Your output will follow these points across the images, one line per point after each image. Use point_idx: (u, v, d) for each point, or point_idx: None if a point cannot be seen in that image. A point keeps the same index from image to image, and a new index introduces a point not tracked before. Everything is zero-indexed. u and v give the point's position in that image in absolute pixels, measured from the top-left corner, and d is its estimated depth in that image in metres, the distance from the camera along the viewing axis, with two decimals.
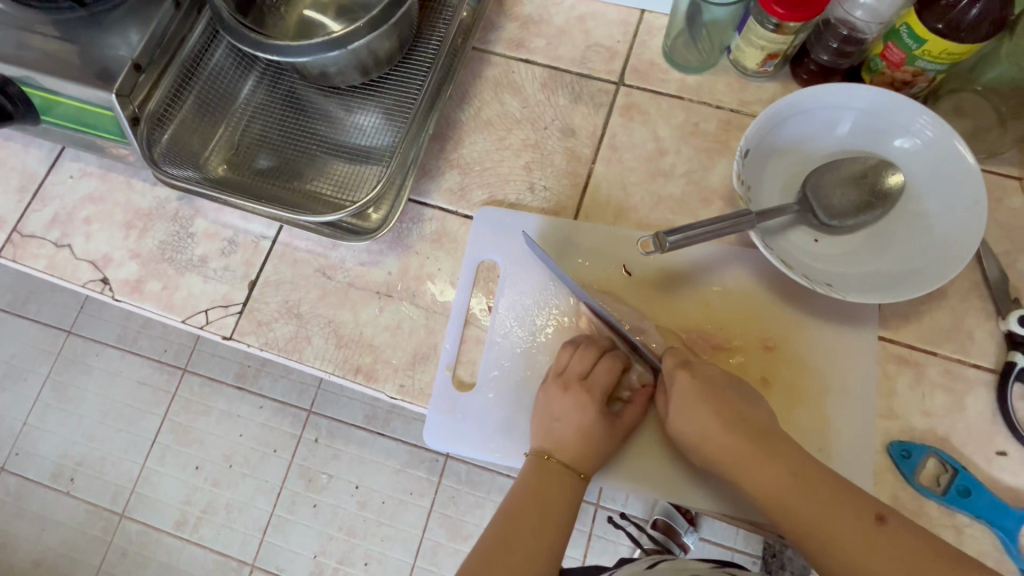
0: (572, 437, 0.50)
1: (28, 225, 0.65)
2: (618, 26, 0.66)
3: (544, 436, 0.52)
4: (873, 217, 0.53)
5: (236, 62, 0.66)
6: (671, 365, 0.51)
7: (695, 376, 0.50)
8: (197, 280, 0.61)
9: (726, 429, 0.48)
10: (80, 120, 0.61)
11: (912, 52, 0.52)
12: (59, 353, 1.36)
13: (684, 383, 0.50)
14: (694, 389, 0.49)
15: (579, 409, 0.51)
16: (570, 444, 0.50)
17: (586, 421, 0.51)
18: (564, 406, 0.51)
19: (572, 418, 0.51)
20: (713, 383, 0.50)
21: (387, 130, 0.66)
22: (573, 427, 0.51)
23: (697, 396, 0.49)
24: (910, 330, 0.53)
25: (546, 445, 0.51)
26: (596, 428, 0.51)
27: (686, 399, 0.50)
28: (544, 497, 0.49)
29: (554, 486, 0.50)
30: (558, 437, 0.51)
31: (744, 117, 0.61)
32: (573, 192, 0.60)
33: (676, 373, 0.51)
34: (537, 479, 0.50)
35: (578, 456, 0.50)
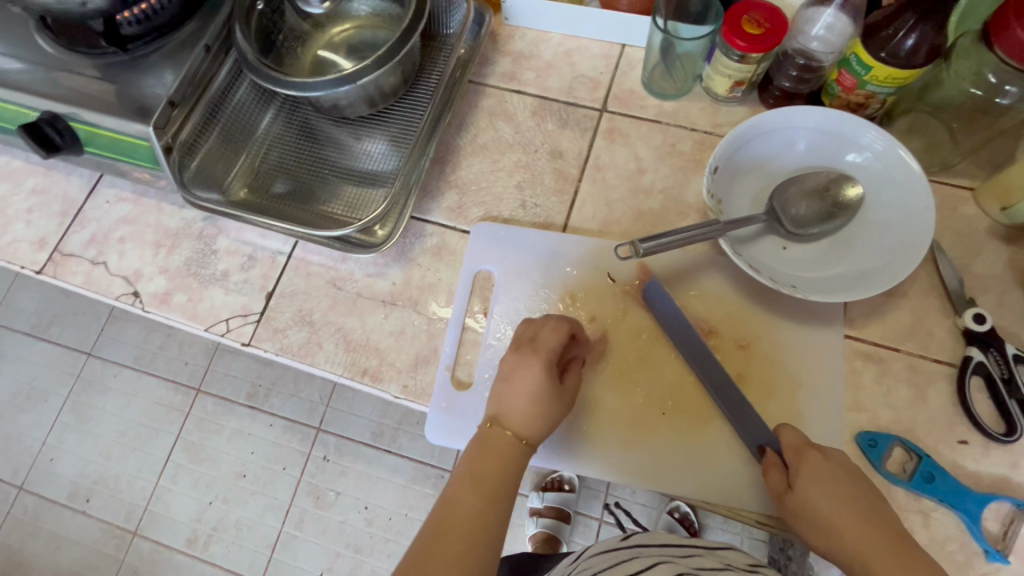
0: (518, 398, 0.51)
1: (68, 245, 0.71)
2: (601, 59, 0.73)
3: (493, 401, 0.53)
4: (835, 225, 0.58)
5: (257, 98, 0.73)
6: (795, 443, 0.52)
7: (824, 455, 0.50)
8: (220, 292, 0.67)
9: (856, 516, 0.47)
10: (119, 149, 0.67)
11: (862, 77, 0.58)
12: (79, 375, 1.42)
13: (815, 461, 0.50)
14: (823, 469, 0.49)
15: (526, 370, 0.52)
16: (517, 406, 0.51)
17: (535, 385, 0.51)
18: (513, 368, 0.53)
19: (522, 379, 0.52)
20: (839, 467, 0.50)
21: (392, 155, 0.72)
22: (521, 388, 0.52)
23: (823, 478, 0.49)
24: (874, 328, 0.58)
25: (494, 412, 0.52)
26: (543, 390, 0.52)
27: (811, 478, 0.49)
28: (483, 471, 0.49)
29: (494, 455, 0.50)
30: (506, 401, 0.52)
31: (716, 138, 0.67)
32: (561, 208, 0.66)
33: (807, 452, 0.51)
34: (480, 452, 0.50)
35: (523, 422, 0.51)
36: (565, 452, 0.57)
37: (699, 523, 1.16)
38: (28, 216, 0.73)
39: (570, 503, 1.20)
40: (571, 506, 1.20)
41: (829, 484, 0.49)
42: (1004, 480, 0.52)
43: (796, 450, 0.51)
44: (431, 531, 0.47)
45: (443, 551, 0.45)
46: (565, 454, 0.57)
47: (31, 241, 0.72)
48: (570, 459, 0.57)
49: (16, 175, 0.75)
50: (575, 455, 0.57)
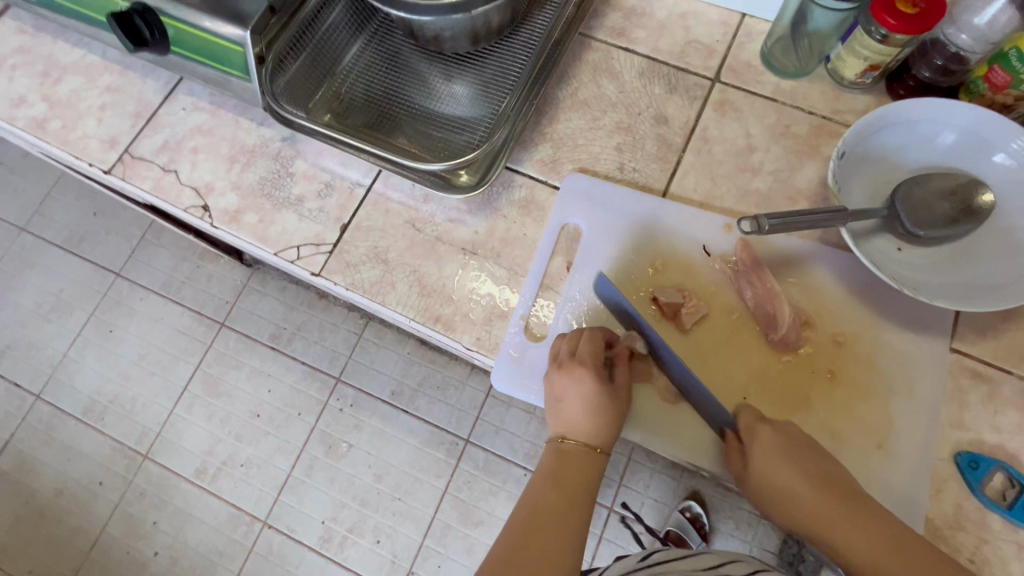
0: (580, 415, 0.51)
1: (139, 148, 0.68)
2: (718, 26, 0.68)
3: (555, 421, 0.53)
4: (962, 231, 0.54)
5: (350, 22, 0.70)
6: (749, 421, 0.52)
7: (776, 430, 0.51)
8: (293, 217, 0.64)
9: (818, 490, 0.48)
10: (209, 53, 0.63)
11: (1020, 75, 0.53)
12: (106, 294, 1.41)
13: (763, 438, 0.50)
14: (773, 443, 0.50)
15: (576, 385, 0.52)
16: (581, 421, 0.52)
17: (589, 395, 0.52)
18: (562, 385, 0.53)
19: (574, 395, 0.52)
20: (787, 440, 0.50)
21: (482, 100, 0.68)
22: (579, 404, 0.52)
23: (778, 453, 0.50)
24: (986, 346, 0.54)
25: (559, 428, 0.53)
26: (601, 400, 0.52)
27: (766, 454, 0.50)
28: (566, 477, 0.50)
29: (571, 464, 0.51)
30: (567, 418, 0.52)
31: (836, 125, 0.63)
32: (661, 176, 0.62)
33: (757, 428, 0.51)
34: (556, 463, 0.51)
35: (590, 431, 0.51)
36: (637, 422, 0.56)
37: (711, 526, 1.15)
38: (100, 113, 0.70)
39: None
40: None
41: (784, 458, 0.50)
42: None
43: (750, 429, 0.52)
44: (514, 538, 0.46)
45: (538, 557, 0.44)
46: (636, 427, 0.56)
47: (101, 139, 0.69)
48: (638, 431, 0.55)
49: (91, 70, 0.72)
50: (647, 429, 0.55)
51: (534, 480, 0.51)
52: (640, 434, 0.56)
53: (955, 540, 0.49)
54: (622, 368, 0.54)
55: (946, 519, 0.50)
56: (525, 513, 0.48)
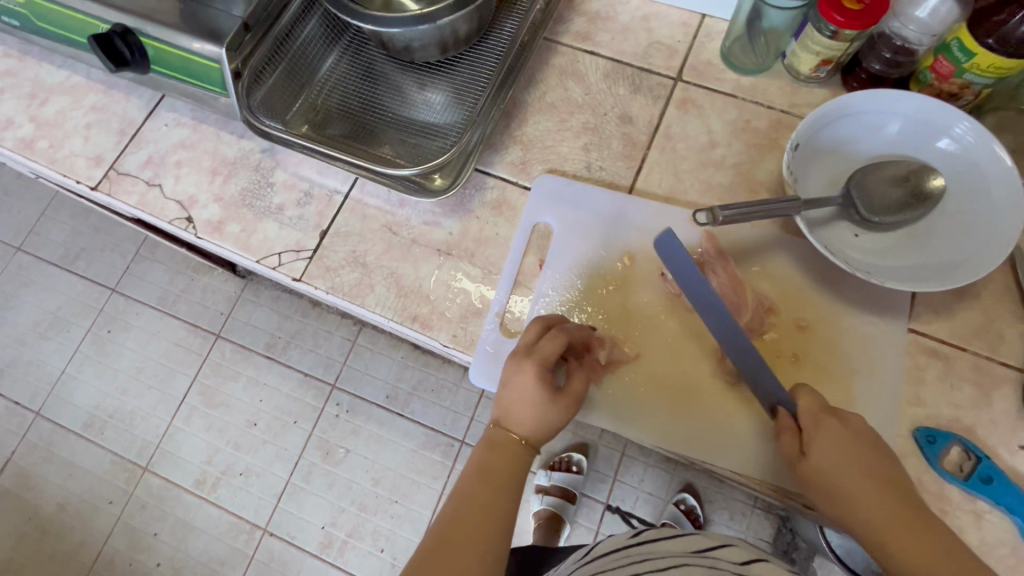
0: (521, 406, 0.51)
1: (124, 164, 0.71)
2: (680, 27, 0.71)
3: (497, 408, 0.53)
4: (914, 215, 0.56)
5: (325, 35, 0.72)
6: (813, 408, 0.49)
7: (842, 422, 0.48)
8: (274, 225, 0.66)
9: (881, 490, 0.45)
10: (189, 70, 0.65)
11: (962, 65, 0.55)
12: (102, 310, 1.43)
13: (834, 429, 0.48)
14: (841, 438, 0.47)
15: (524, 377, 0.52)
16: (521, 414, 0.51)
17: (535, 391, 0.51)
18: (512, 374, 0.52)
19: (521, 388, 0.52)
20: (857, 436, 0.47)
21: (454, 107, 0.71)
22: (524, 396, 0.51)
23: (841, 445, 0.47)
24: (942, 325, 0.56)
25: (499, 417, 0.52)
26: (545, 398, 0.52)
27: (829, 443, 0.47)
28: (497, 464, 0.49)
29: (503, 452, 0.50)
30: (509, 408, 0.52)
31: (794, 118, 0.65)
32: (627, 174, 0.65)
33: (825, 417, 0.48)
34: (489, 452, 0.50)
35: (527, 424, 0.51)
36: (612, 411, 0.58)
37: (704, 517, 1.16)
38: (86, 132, 0.73)
39: (575, 484, 1.20)
40: (576, 487, 1.20)
41: (847, 453, 0.47)
42: None
43: (815, 417, 0.49)
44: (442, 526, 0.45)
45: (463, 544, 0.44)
46: (612, 416, 0.58)
47: (87, 157, 0.72)
48: (613, 420, 0.57)
49: (76, 90, 0.75)
50: (622, 417, 0.57)
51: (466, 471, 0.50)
52: (615, 423, 0.58)
53: None
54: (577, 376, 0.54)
55: None
56: (455, 504, 0.47)
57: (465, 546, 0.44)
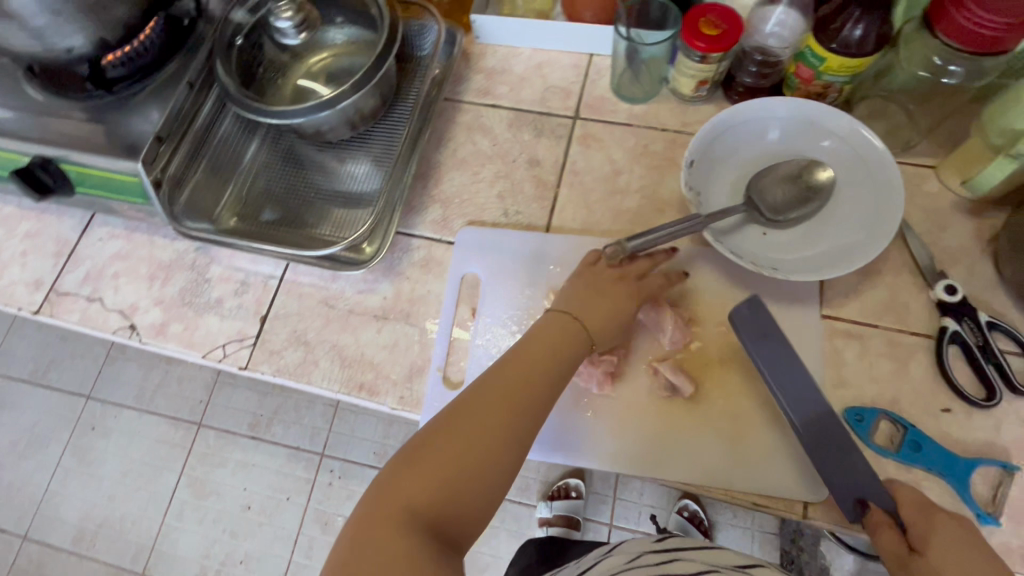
0: (590, 302, 0.56)
1: (64, 284, 0.72)
2: (571, 69, 0.76)
3: (567, 302, 0.57)
4: (812, 208, 0.60)
5: (242, 129, 0.75)
6: (915, 502, 0.47)
7: (961, 522, 0.45)
8: (215, 319, 0.68)
9: None
10: (110, 187, 0.69)
11: (818, 68, 0.60)
12: (79, 419, 1.42)
13: (949, 524, 0.44)
14: (960, 535, 0.44)
15: (600, 280, 0.58)
16: (590, 310, 0.55)
17: (590, 288, 0.57)
18: (595, 279, 0.58)
19: (598, 288, 0.57)
20: (971, 535, 0.44)
21: (374, 175, 0.74)
22: (586, 291, 0.57)
23: (957, 540, 0.43)
24: (851, 307, 0.60)
25: (572, 308, 0.56)
26: (616, 294, 0.57)
27: (951, 539, 0.44)
28: (537, 355, 0.52)
29: (549, 345, 0.53)
30: (578, 302, 0.56)
31: (687, 136, 0.70)
32: (543, 213, 0.68)
33: (935, 512, 0.46)
34: (537, 332, 0.54)
35: (592, 317, 0.56)
36: (559, 445, 0.58)
37: (710, 521, 1.17)
38: (23, 259, 0.75)
39: (578, 510, 1.19)
40: (580, 513, 1.19)
41: (963, 556, 0.43)
42: (988, 444, 0.53)
43: (926, 512, 0.46)
44: (456, 411, 0.48)
45: (463, 445, 0.46)
46: (558, 450, 0.58)
47: (27, 283, 0.73)
48: (562, 452, 0.58)
49: (9, 220, 0.77)
50: (569, 449, 0.58)
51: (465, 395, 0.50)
52: (565, 454, 0.58)
53: None
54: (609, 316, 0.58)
55: None
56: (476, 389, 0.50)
57: (467, 450, 0.46)
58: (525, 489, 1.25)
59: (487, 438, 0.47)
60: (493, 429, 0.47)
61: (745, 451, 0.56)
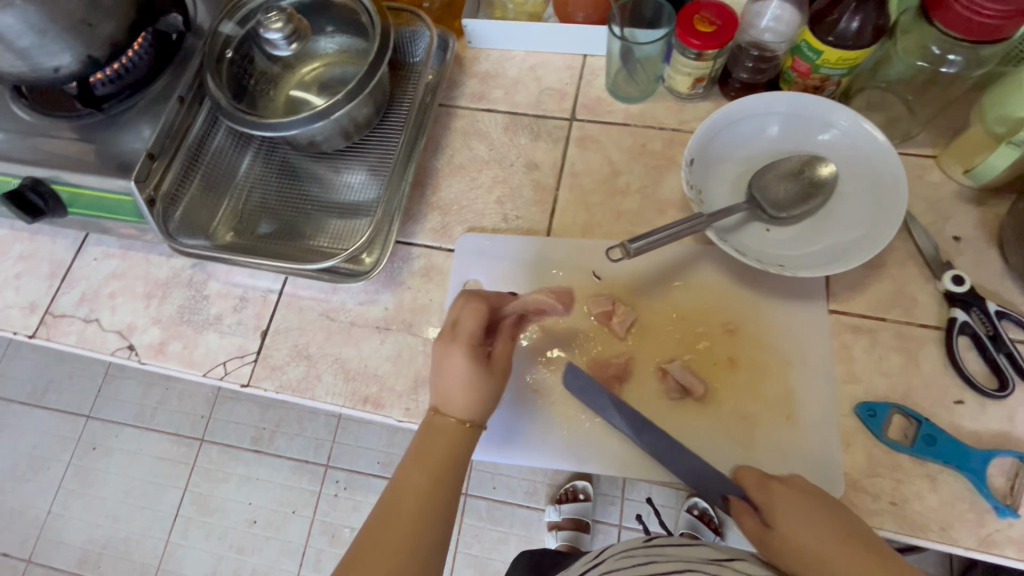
0: (459, 388, 0.49)
1: (59, 305, 0.71)
2: (566, 70, 0.75)
3: (437, 390, 0.50)
4: (815, 204, 0.59)
5: (235, 142, 0.74)
6: (756, 479, 0.50)
7: (795, 487, 0.48)
8: (215, 336, 0.67)
9: (846, 548, 0.44)
10: (105, 207, 0.68)
11: (815, 62, 0.60)
12: (79, 439, 1.40)
13: (779, 493, 0.48)
14: (789, 501, 0.47)
15: (454, 360, 0.49)
16: (456, 397, 0.49)
17: (469, 372, 0.49)
18: (447, 356, 0.50)
19: (452, 370, 0.49)
20: (814, 496, 0.48)
21: (371, 185, 0.73)
22: (459, 376, 0.49)
23: (794, 509, 0.47)
24: (858, 301, 0.59)
25: (437, 400, 0.50)
26: (477, 377, 0.49)
27: (783, 508, 0.47)
28: (430, 453, 0.48)
29: (440, 439, 0.49)
30: (446, 391, 0.49)
31: (685, 134, 0.69)
32: (543, 217, 0.67)
33: (770, 484, 0.49)
34: (425, 436, 0.49)
35: (467, 406, 0.49)
36: (569, 452, 0.57)
37: (721, 518, 1.16)
38: (17, 282, 0.73)
39: (587, 513, 1.18)
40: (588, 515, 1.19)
41: (809, 522, 0.46)
42: (1003, 435, 0.53)
43: (761, 485, 0.50)
44: (367, 533, 0.45)
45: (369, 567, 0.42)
46: (568, 456, 0.57)
47: (21, 306, 0.72)
48: (572, 458, 0.57)
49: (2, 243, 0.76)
50: (579, 455, 0.57)
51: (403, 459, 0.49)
52: (574, 460, 0.57)
53: (874, 487, 0.53)
54: (501, 341, 0.53)
55: (862, 470, 0.53)
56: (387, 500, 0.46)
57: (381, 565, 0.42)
58: (533, 493, 1.24)
59: (398, 550, 0.43)
60: (402, 549, 0.43)
61: (758, 451, 0.55)
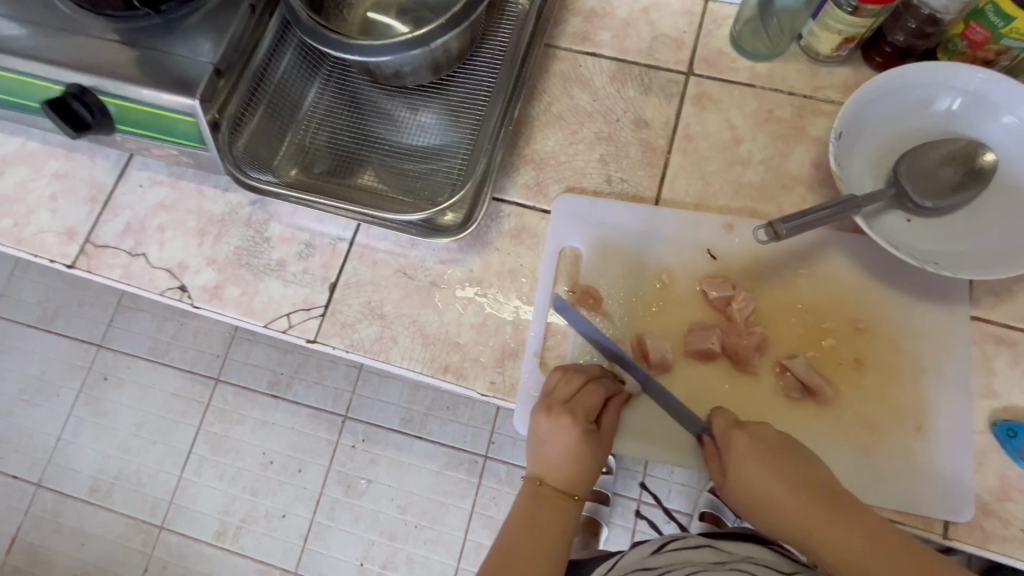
0: (561, 462, 0.51)
1: (101, 235, 0.64)
2: (683, 16, 0.66)
3: (536, 461, 0.52)
4: (970, 196, 0.53)
5: (303, 67, 0.65)
6: (724, 427, 0.50)
7: (751, 435, 0.50)
8: (277, 284, 0.60)
9: (791, 491, 0.48)
10: (157, 125, 0.59)
11: (998, 30, 0.52)
12: (90, 368, 1.32)
13: (744, 444, 0.49)
14: (749, 452, 0.49)
15: (564, 433, 0.51)
16: (562, 469, 0.51)
17: (574, 446, 0.51)
18: (550, 430, 0.51)
19: (560, 443, 0.51)
20: (765, 442, 0.49)
21: (453, 128, 0.65)
22: (563, 451, 0.51)
23: (755, 461, 0.49)
24: (1003, 309, 0.53)
25: (539, 470, 0.52)
26: (584, 451, 0.51)
27: (743, 467, 0.49)
28: (538, 522, 0.51)
29: (546, 510, 0.51)
30: (549, 461, 0.52)
31: (818, 102, 0.61)
32: (650, 183, 0.60)
33: (732, 435, 0.50)
34: (531, 506, 0.51)
35: (570, 480, 0.52)
36: (673, 445, 0.53)
37: None
38: (52, 204, 0.66)
39: (607, 486, 1.10)
40: (609, 488, 1.11)
41: (763, 473, 0.48)
42: None
43: (725, 434, 0.50)
44: None
45: None
46: (670, 449, 0.53)
47: (58, 232, 0.65)
48: (676, 452, 0.53)
49: (34, 158, 0.68)
50: (681, 449, 0.53)
51: (508, 522, 0.52)
52: (678, 456, 0.53)
53: (1006, 512, 0.48)
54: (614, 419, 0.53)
55: (994, 494, 0.49)
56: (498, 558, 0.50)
57: None
58: None
59: None
60: None
61: (883, 466, 0.50)
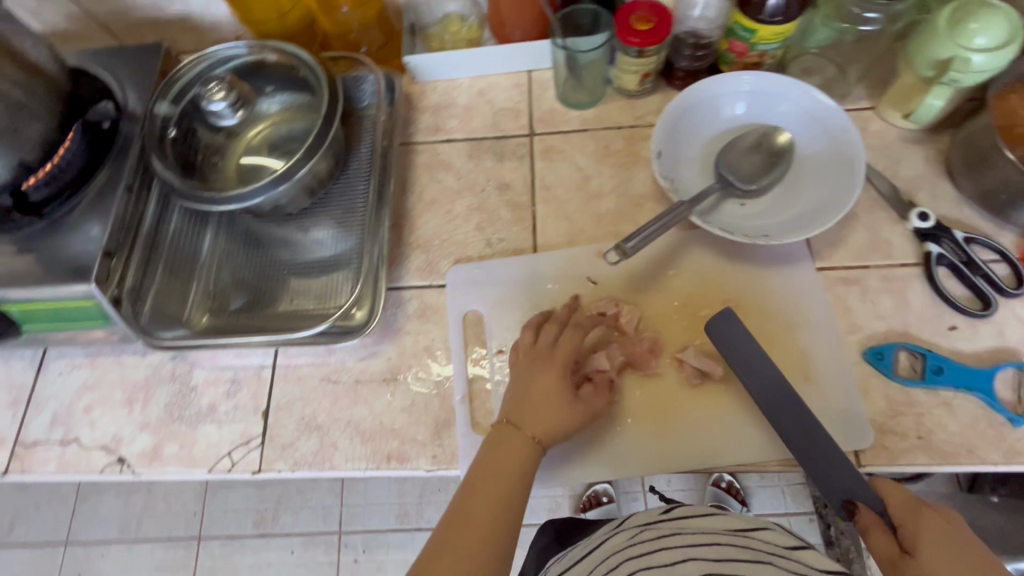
0: (532, 401, 0.51)
1: (29, 433, 0.65)
2: (514, 89, 0.76)
3: (511, 403, 0.52)
4: (781, 171, 0.62)
5: (192, 223, 0.71)
6: (902, 500, 0.44)
7: (946, 517, 0.42)
8: (212, 428, 0.63)
9: None
10: (59, 315, 0.63)
11: (750, 41, 0.63)
12: (61, 569, 1.24)
13: (931, 518, 0.42)
14: (946, 530, 0.41)
15: (545, 371, 0.53)
16: (534, 412, 0.51)
17: (552, 389, 0.52)
18: (526, 370, 0.53)
19: (538, 380, 0.52)
20: (962, 532, 0.41)
21: (343, 237, 0.71)
22: (537, 391, 0.52)
23: (948, 541, 0.40)
24: (840, 254, 0.62)
25: (509, 413, 0.52)
26: (562, 390, 0.52)
27: (936, 543, 0.40)
28: (498, 462, 0.48)
29: (511, 451, 0.49)
30: (521, 402, 0.52)
31: (642, 129, 0.71)
32: (526, 235, 0.67)
33: (921, 508, 0.43)
34: (497, 445, 0.49)
35: (543, 424, 0.50)
36: (609, 460, 0.57)
37: (745, 489, 1.11)
38: None
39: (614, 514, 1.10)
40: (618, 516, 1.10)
41: (956, 552, 0.39)
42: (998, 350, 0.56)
43: (910, 507, 0.43)
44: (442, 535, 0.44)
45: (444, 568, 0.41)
46: (607, 464, 0.57)
47: None
48: (612, 465, 0.56)
49: None
50: (616, 461, 0.57)
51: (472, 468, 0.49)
52: (615, 468, 0.57)
53: (900, 426, 0.54)
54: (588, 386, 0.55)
55: (886, 414, 0.55)
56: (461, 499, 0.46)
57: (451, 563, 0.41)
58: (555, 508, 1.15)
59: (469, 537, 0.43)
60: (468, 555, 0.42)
61: None
